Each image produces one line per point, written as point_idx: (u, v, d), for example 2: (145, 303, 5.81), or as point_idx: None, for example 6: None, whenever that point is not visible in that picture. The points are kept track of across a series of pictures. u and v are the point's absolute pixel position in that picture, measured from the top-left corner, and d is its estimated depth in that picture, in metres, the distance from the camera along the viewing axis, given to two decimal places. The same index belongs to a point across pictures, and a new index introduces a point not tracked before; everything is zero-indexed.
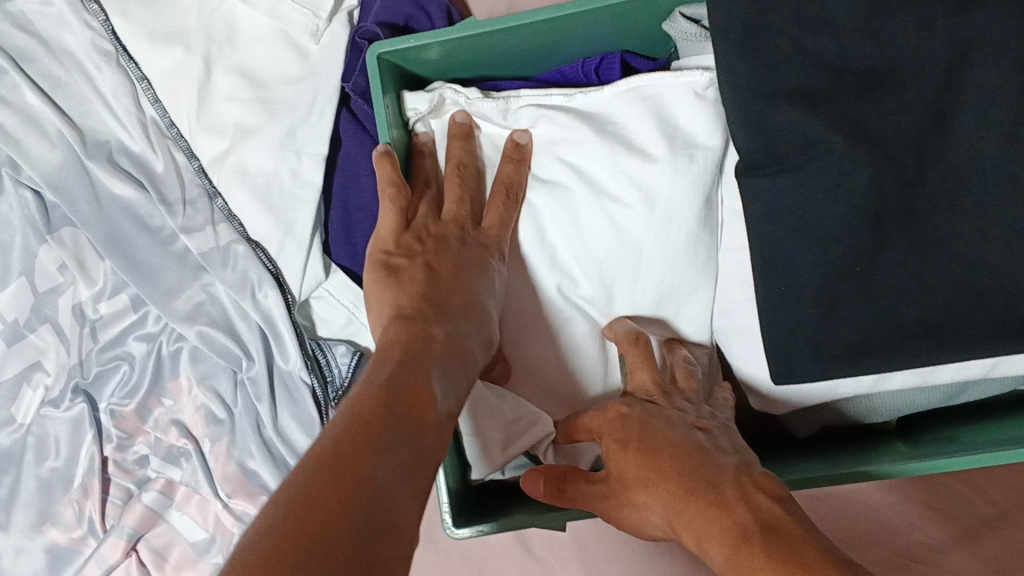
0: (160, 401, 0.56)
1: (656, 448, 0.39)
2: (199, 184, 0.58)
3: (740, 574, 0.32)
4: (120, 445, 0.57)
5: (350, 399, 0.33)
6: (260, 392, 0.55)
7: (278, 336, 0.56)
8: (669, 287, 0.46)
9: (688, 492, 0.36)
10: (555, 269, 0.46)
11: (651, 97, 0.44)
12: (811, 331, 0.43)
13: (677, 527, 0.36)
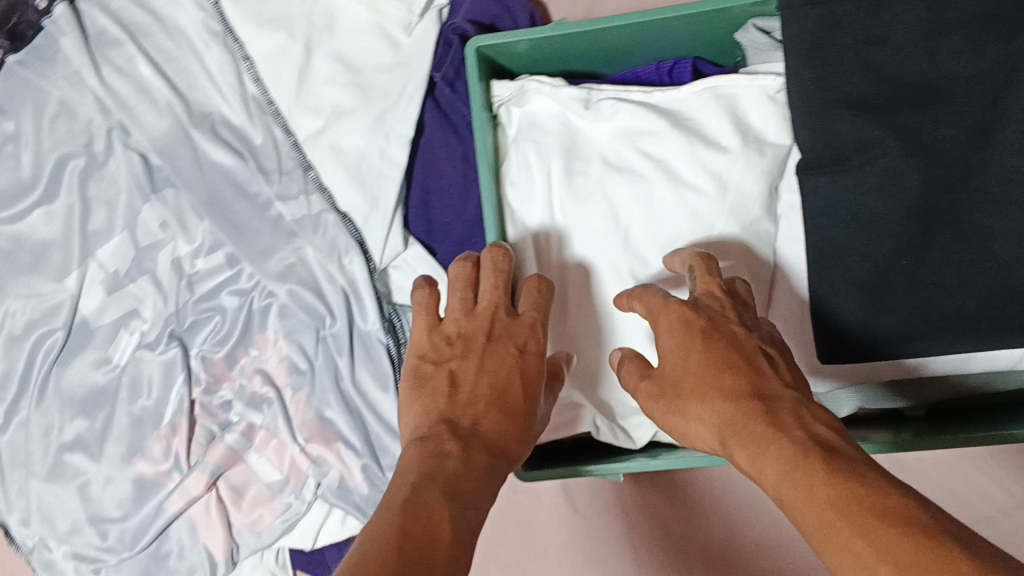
0: (247, 351, 0.62)
1: (720, 365, 0.40)
2: (294, 156, 0.63)
3: (797, 490, 0.34)
4: (208, 389, 0.62)
5: (373, 527, 0.34)
6: (341, 347, 0.61)
7: (359, 298, 0.61)
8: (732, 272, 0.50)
9: (746, 412, 0.38)
10: (628, 250, 0.50)
11: (726, 95, 0.50)
12: (858, 316, 0.48)
13: (731, 440, 0.38)
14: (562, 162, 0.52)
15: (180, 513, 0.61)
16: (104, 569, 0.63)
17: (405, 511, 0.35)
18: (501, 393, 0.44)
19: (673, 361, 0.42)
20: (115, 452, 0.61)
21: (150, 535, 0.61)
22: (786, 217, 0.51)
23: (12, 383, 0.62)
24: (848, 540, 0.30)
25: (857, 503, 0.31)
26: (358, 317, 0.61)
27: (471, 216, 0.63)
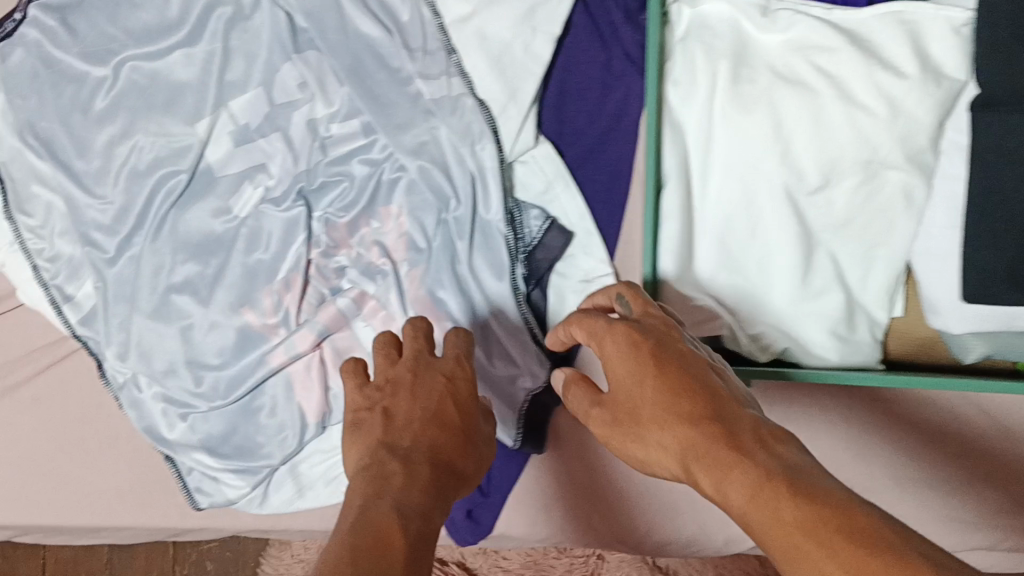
0: (370, 221, 0.62)
1: (678, 381, 0.39)
2: (441, 37, 0.61)
3: (765, 514, 0.33)
4: (326, 252, 0.62)
5: (325, 551, 0.37)
6: (463, 231, 0.61)
7: (485, 187, 0.60)
8: (884, 199, 0.50)
9: (696, 442, 0.37)
10: (785, 165, 0.50)
11: (910, 21, 0.49)
12: (1011, 257, 0.48)
13: (693, 465, 0.37)
14: (729, 67, 0.51)
15: (282, 367, 0.62)
16: (191, 416, 0.63)
17: (352, 531, 0.38)
18: (429, 429, 0.45)
19: (621, 397, 0.41)
20: (224, 302, 0.61)
21: (248, 385, 0.61)
22: (949, 155, 0.50)
23: (129, 218, 0.62)
24: (825, 565, 0.30)
25: (824, 524, 0.31)
26: (481, 204, 0.61)
27: (604, 122, 0.62)
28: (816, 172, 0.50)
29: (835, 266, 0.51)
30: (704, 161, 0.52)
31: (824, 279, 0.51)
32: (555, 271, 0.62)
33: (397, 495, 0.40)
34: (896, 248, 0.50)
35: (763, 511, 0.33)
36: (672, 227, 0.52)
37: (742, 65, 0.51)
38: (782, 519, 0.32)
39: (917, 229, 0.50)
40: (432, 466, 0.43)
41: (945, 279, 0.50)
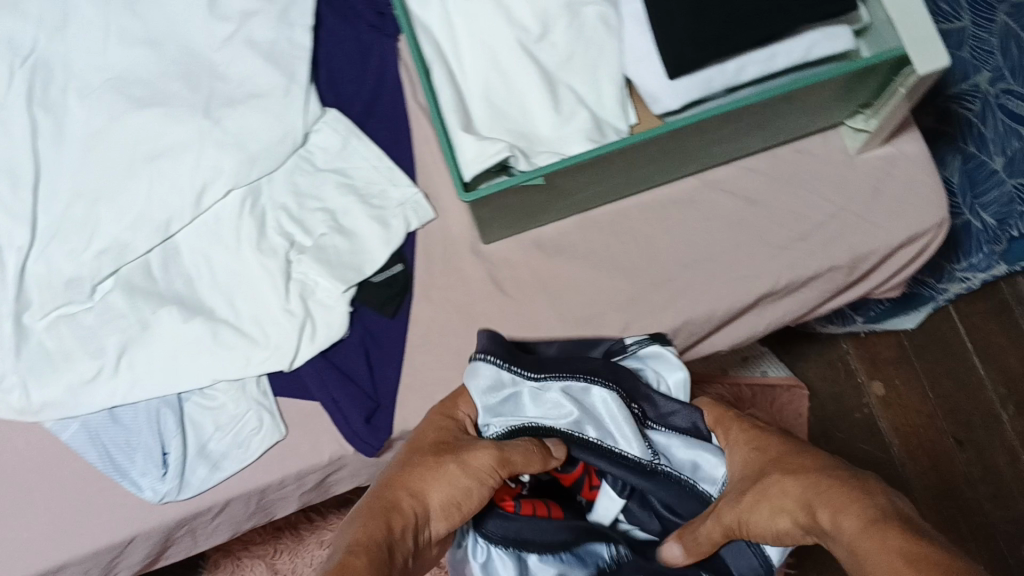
0: (192, 426, 0.70)
1: (845, 491, 0.46)
2: (227, 52, 0.75)
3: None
4: (164, 412, 0.70)
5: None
6: (215, 456, 0.70)
7: (245, 439, 0.70)
8: (584, 34, 0.69)
9: (817, 503, 0.47)
10: (513, 27, 0.68)
11: None
12: (687, 32, 0.65)
13: (853, 545, 0.43)
14: None
15: (104, 447, 0.69)
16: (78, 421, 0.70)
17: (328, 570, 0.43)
18: (395, 503, 0.51)
19: (785, 487, 0.49)
20: (117, 307, 0.71)
21: (92, 439, 0.69)
22: None
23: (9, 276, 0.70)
24: None
25: None
26: (239, 442, 0.70)
27: (372, 81, 0.78)
28: (535, 25, 0.68)
29: (569, 90, 0.68)
30: (455, 46, 0.68)
31: (570, 105, 0.68)
32: (374, 208, 0.75)
33: (352, 549, 0.45)
34: (611, 65, 0.69)
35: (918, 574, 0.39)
36: (448, 93, 0.66)
37: None
38: None
39: (619, 44, 0.68)
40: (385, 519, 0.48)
41: (652, 73, 0.67)
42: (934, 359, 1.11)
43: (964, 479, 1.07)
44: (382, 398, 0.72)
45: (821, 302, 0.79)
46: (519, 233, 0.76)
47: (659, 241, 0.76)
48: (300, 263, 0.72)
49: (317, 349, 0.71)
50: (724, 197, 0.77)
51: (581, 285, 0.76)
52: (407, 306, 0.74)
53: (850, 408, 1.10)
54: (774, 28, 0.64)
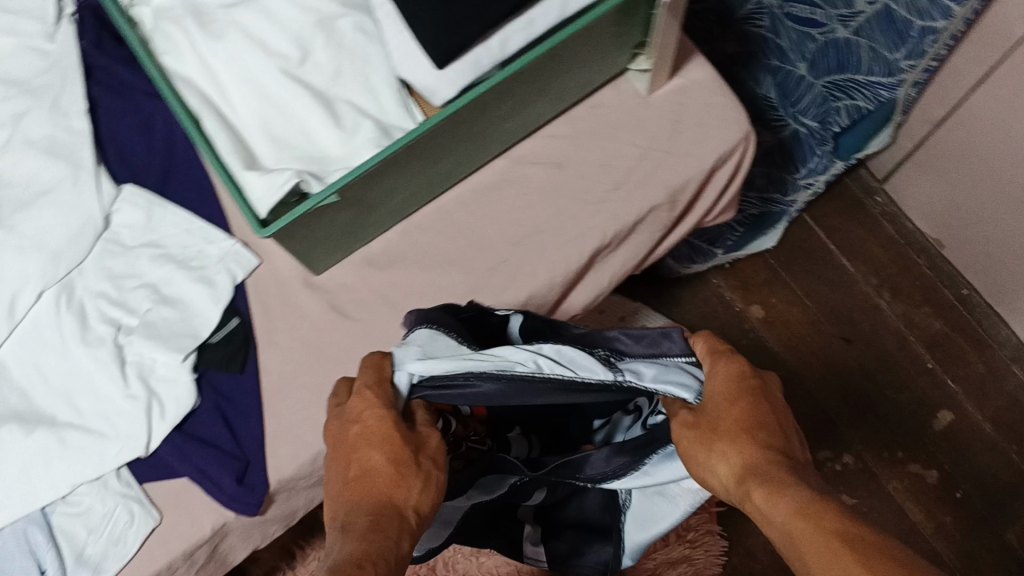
0: (60, 538, 0.68)
1: (760, 423, 0.51)
2: (7, 158, 0.74)
3: (807, 530, 0.44)
4: (28, 533, 0.68)
5: None
6: (92, 561, 0.67)
7: (118, 536, 0.68)
8: (345, 46, 0.68)
9: (752, 459, 0.50)
10: (271, 57, 0.67)
11: None
12: (440, 17, 0.65)
13: (751, 480, 0.49)
14: (195, 22, 0.67)
15: None
16: None
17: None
18: (382, 509, 0.49)
19: (723, 420, 0.52)
20: None
21: None
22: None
23: None
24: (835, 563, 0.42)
25: (837, 538, 0.43)
26: (113, 541, 0.68)
27: (161, 148, 0.77)
28: (291, 50, 0.67)
29: (347, 103, 0.68)
30: (220, 91, 0.67)
31: (351, 118, 0.67)
32: (195, 270, 0.73)
33: (392, 525, 0.49)
34: (381, 70, 0.68)
35: (805, 525, 0.44)
36: (223, 137, 0.65)
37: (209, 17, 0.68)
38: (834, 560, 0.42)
39: (385, 48, 0.68)
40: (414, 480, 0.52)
41: (420, 68, 0.67)
42: (801, 268, 1.16)
43: (858, 374, 1.13)
44: (251, 454, 0.70)
45: (655, 244, 0.82)
46: (345, 256, 0.75)
47: (486, 226, 0.77)
48: (132, 345, 0.71)
49: (170, 425, 0.70)
50: (535, 167, 0.78)
51: (417, 289, 0.75)
52: (255, 358, 0.73)
53: (736, 337, 1.15)
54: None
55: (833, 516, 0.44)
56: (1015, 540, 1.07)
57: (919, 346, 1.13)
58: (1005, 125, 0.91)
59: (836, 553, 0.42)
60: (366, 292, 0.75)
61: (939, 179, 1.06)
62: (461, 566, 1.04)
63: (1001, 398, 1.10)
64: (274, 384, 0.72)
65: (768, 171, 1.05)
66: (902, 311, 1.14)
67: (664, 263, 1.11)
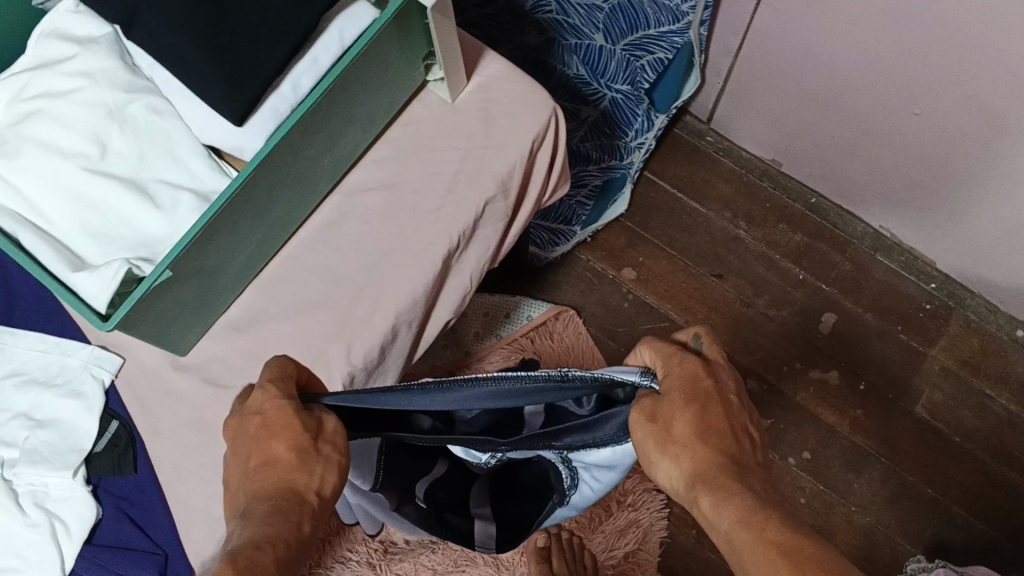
0: None
1: (712, 426, 0.58)
2: None
3: (752, 544, 0.52)
4: None
5: None
6: None
7: None
8: (141, 129, 0.69)
9: (701, 464, 0.57)
10: (71, 158, 0.67)
11: (52, 30, 0.70)
12: (222, 77, 0.66)
13: (704, 490, 0.56)
14: None
15: None
16: None
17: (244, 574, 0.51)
18: (278, 494, 0.57)
19: (673, 419, 0.59)
20: None
21: None
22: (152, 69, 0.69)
23: None
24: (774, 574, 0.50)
25: (781, 553, 0.51)
26: None
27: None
28: (88, 145, 0.67)
29: (159, 182, 0.69)
30: (30, 204, 0.67)
31: (169, 195, 0.68)
32: (63, 385, 0.73)
33: (293, 514, 0.56)
34: (187, 142, 0.70)
35: (751, 536, 0.52)
36: (44, 247, 0.65)
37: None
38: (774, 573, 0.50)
39: (183, 123, 0.70)
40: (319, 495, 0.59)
41: (221, 130, 0.69)
42: (661, 224, 1.20)
43: (738, 303, 1.17)
44: (167, 545, 0.72)
45: (502, 236, 0.85)
46: (206, 330, 0.75)
47: (337, 261, 0.78)
48: (20, 476, 0.70)
49: (80, 540, 0.71)
50: (368, 195, 0.80)
51: (286, 340, 0.76)
52: (144, 453, 0.73)
53: (618, 305, 1.18)
54: (296, 30, 0.66)
55: (775, 528, 0.52)
56: (925, 413, 1.13)
57: (787, 262, 1.18)
58: (801, 43, 0.97)
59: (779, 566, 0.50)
60: (237, 357, 0.75)
61: (758, 108, 1.11)
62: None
63: (874, 288, 1.17)
64: (171, 472, 0.72)
65: (598, 142, 1.09)
66: (762, 235, 1.19)
67: (531, 252, 1.15)
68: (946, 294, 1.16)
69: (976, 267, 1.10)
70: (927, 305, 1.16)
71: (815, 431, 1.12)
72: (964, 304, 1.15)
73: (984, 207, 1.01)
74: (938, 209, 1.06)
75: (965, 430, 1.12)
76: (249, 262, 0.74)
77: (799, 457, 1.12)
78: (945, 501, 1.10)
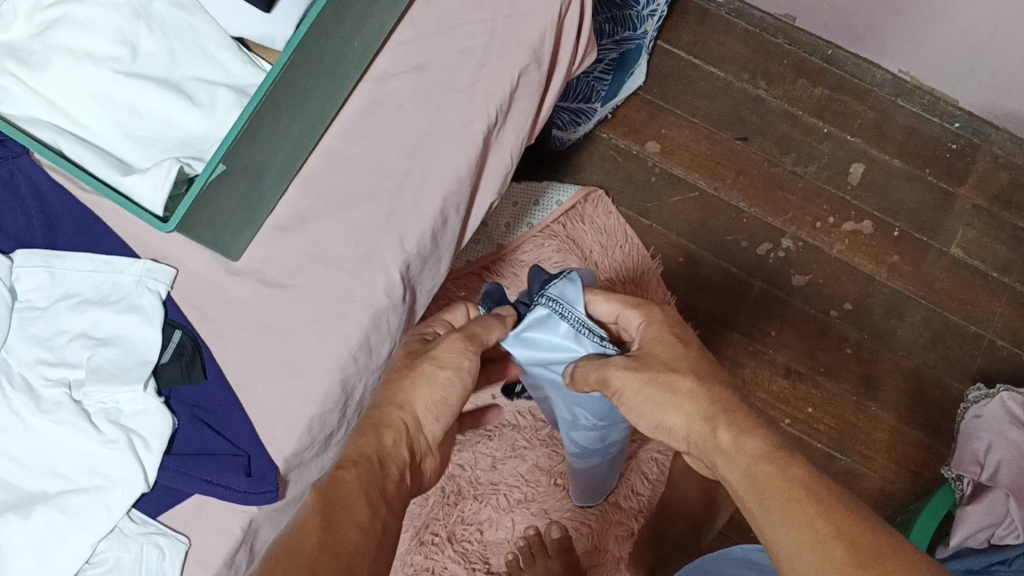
0: None
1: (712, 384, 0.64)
2: None
3: (768, 477, 0.54)
4: None
5: (292, 544, 0.52)
6: None
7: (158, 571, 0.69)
8: (168, 25, 0.67)
9: (717, 411, 0.61)
10: (102, 62, 0.65)
11: None
12: None
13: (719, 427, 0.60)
14: (14, 59, 0.66)
15: None
16: None
17: (333, 509, 0.57)
18: (365, 445, 0.64)
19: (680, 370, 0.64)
20: None
21: None
22: None
23: None
24: (794, 520, 0.51)
25: (808, 502, 0.51)
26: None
27: (35, 205, 0.74)
28: (117, 46, 0.65)
29: (192, 79, 0.67)
30: (65, 114, 0.65)
31: (206, 92, 0.67)
32: (116, 300, 0.72)
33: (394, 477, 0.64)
34: (216, 37, 0.68)
35: (771, 476, 0.54)
36: (86, 154, 0.63)
37: (26, 48, 0.66)
38: (798, 519, 0.51)
39: (209, 16, 0.69)
40: (363, 491, 0.60)
41: (255, 21, 0.68)
42: (677, 90, 1.24)
43: (766, 163, 1.22)
44: (247, 447, 0.71)
45: (538, 106, 0.85)
46: (255, 232, 0.74)
47: (375, 150, 0.77)
48: (90, 396, 0.69)
49: (159, 453, 0.69)
50: (399, 79, 0.78)
51: (334, 234, 0.74)
52: (211, 360, 0.72)
53: (645, 180, 1.23)
54: None
55: (796, 469, 0.54)
56: (960, 251, 1.20)
57: (810, 117, 1.23)
58: None
59: (809, 516, 0.51)
60: (290, 252, 0.74)
61: None
62: (488, 480, 1.12)
63: (899, 133, 1.22)
64: (244, 380, 0.72)
65: (612, 14, 1.03)
66: (781, 93, 1.23)
67: (554, 135, 1.16)
68: (971, 132, 1.22)
69: (1003, 100, 1.14)
70: (954, 143, 1.22)
71: (853, 281, 1.20)
72: (990, 140, 1.21)
73: (1016, 41, 1.00)
74: (963, 46, 1.07)
75: (1001, 264, 1.20)
76: (287, 158, 0.72)
77: (840, 309, 1.20)
78: (988, 334, 1.19)
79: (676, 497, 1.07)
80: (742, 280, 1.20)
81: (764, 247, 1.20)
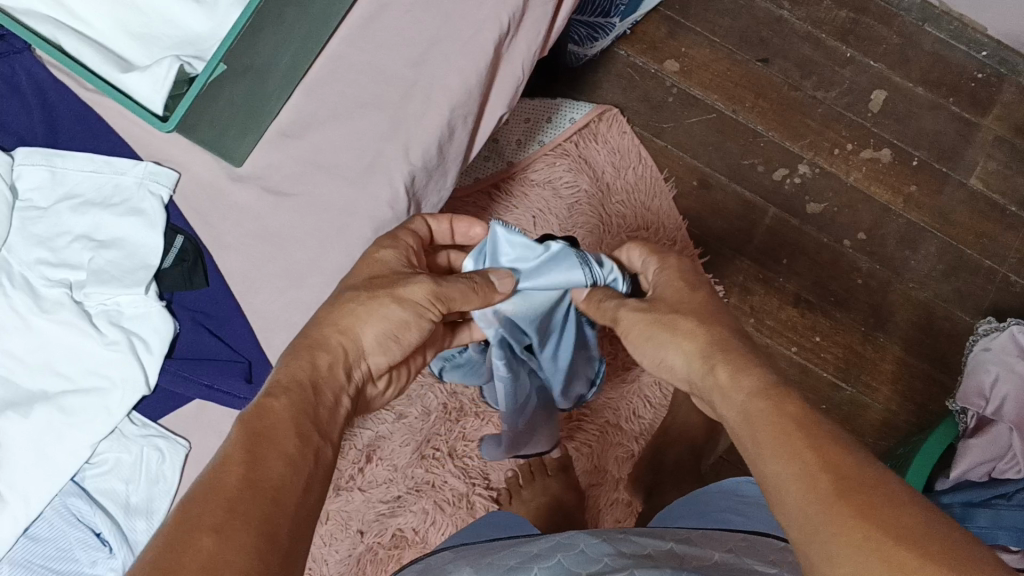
0: (99, 500, 0.69)
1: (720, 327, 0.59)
2: None
3: (763, 406, 0.48)
4: (76, 513, 0.69)
5: (184, 514, 0.43)
6: (147, 499, 0.70)
7: (158, 469, 0.70)
8: None
9: (717, 346, 0.56)
10: None
11: None
12: None
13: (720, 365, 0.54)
14: None
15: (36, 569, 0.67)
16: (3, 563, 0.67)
17: (247, 449, 0.48)
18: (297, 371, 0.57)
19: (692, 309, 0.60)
20: None
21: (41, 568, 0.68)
22: None
23: None
24: (780, 444, 0.45)
25: (803, 434, 0.45)
26: (154, 478, 0.70)
27: (37, 103, 0.72)
28: None
29: None
30: (67, 9, 0.63)
31: None
32: (118, 202, 0.71)
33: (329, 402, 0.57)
34: None
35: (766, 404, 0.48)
36: (87, 48, 0.62)
37: None
38: (788, 448, 0.44)
39: None
40: (288, 430, 0.51)
41: None
42: (697, 9, 1.20)
43: (786, 86, 1.20)
44: (248, 353, 0.71)
45: (552, 18, 0.82)
46: (258, 138, 0.73)
47: (383, 57, 0.75)
48: (91, 297, 0.69)
49: (160, 356, 0.69)
50: None
51: (339, 142, 0.73)
52: (213, 265, 0.72)
53: (661, 100, 1.20)
54: None
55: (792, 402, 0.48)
56: (978, 183, 1.18)
57: (833, 40, 1.19)
58: None
59: (797, 442, 0.44)
60: (293, 158, 0.73)
61: None
62: None
63: (923, 60, 1.19)
64: (246, 287, 0.72)
65: None
66: (805, 14, 1.19)
67: (570, 51, 1.13)
68: (999, 62, 1.18)
69: None
70: (979, 73, 1.19)
71: (868, 211, 1.18)
72: (1017, 71, 1.18)
73: None
74: None
75: (1020, 198, 1.18)
76: (292, 61, 0.70)
77: (853, 238, 1.18)
78: (1002, 270, 1.17)
79: (676, 422, 1.07)
80: (755, 205, 1.19)
81: (779, 172, 1.18)
